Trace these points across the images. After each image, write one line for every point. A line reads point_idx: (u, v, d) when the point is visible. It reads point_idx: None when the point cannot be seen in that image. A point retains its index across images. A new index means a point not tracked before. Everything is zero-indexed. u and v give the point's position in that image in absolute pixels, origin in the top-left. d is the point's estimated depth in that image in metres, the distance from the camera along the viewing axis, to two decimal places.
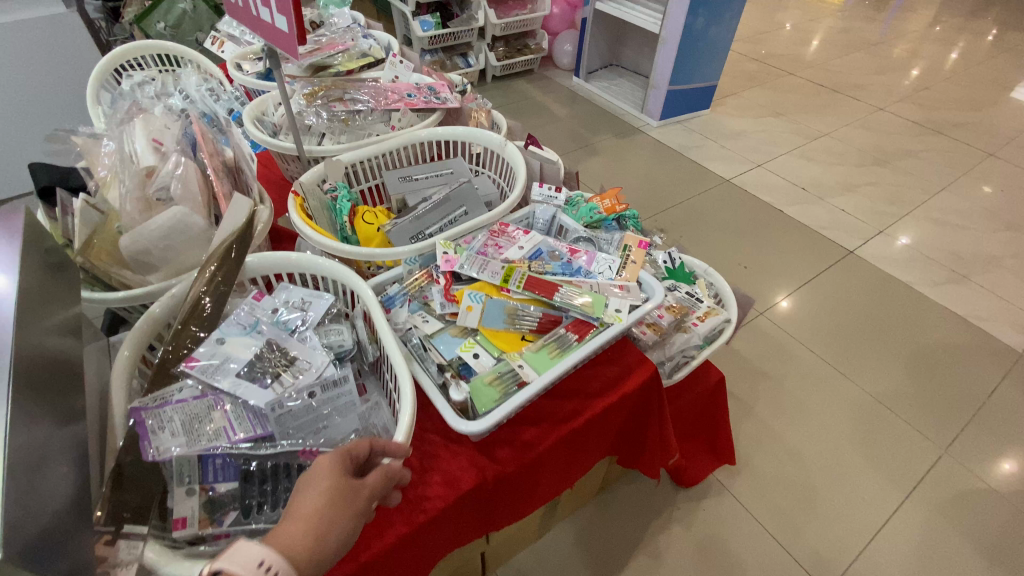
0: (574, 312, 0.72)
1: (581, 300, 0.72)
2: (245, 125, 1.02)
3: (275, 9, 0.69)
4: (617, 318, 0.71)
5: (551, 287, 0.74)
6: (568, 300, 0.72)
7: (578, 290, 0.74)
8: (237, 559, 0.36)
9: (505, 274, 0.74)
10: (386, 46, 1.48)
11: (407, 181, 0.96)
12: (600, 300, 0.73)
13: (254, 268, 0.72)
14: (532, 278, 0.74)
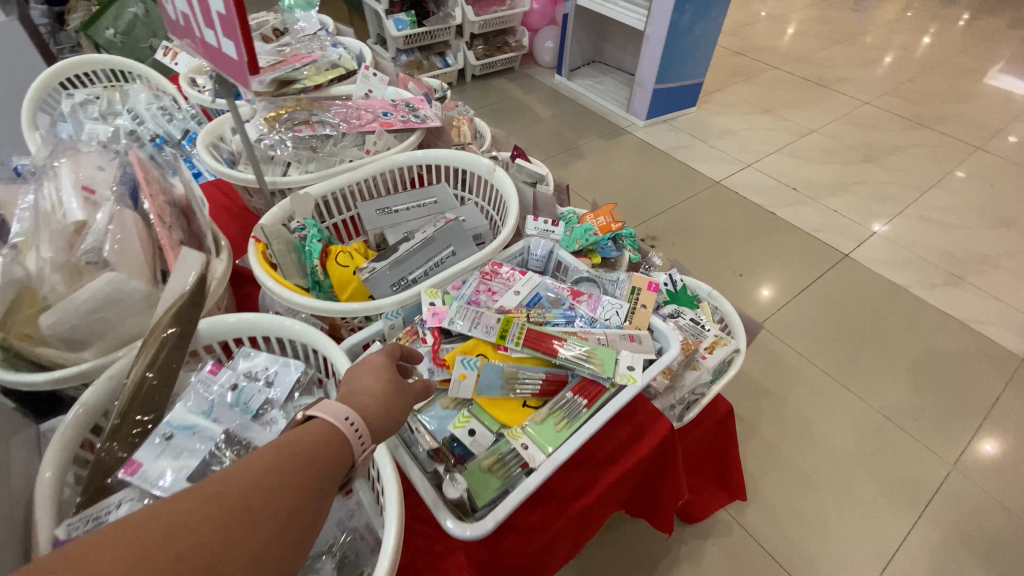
0: (581, 370, 0.64)
1: (588, 356, 0.64)
2: (198, 154, 0.92)
3: (221, 32, 0.59)
4: (630, 376, 0.63)
5: (553, 342, 0.65)
6: (574, 356, 0.64)
7: (584, 344, 0.66)
8: (326, 411, 0.40)
9: (504, 327, 0.66)
10: (357, 55, 1.37)
11: (385, 214, 0.86)
12: (609, 355, 0.65)
13: (208, 334, 0.62)
14: (532, 331, 0.66)
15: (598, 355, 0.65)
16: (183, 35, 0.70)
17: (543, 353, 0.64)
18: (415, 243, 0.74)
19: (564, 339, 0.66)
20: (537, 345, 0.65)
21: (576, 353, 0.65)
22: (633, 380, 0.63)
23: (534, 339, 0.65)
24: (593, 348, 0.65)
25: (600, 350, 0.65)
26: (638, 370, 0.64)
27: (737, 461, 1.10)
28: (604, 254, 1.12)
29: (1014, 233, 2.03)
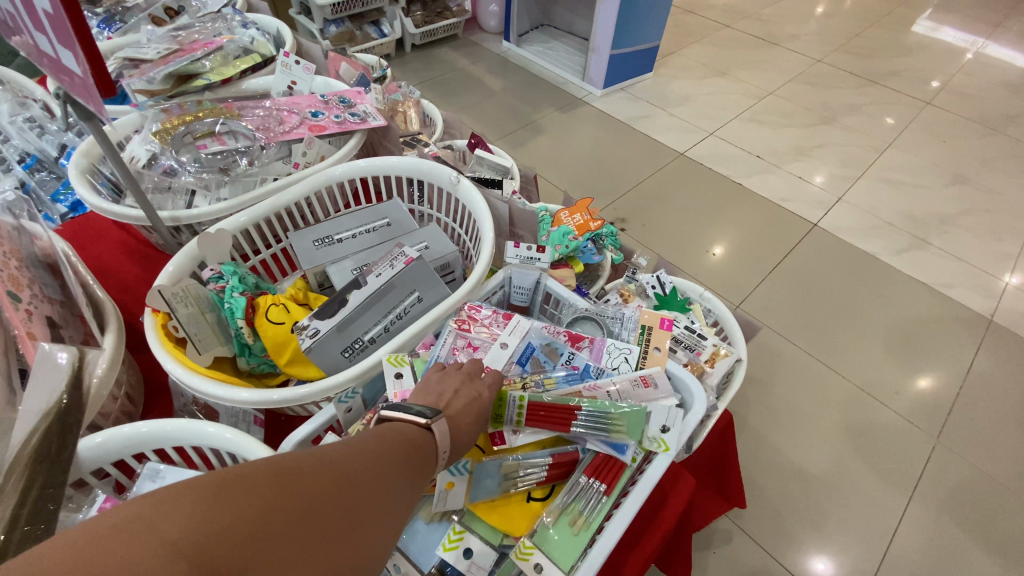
0: (602, 444, 0.53)
1: (608, 425, 0.53)
2: (71, 184, 0.73)
3: (55, 38, 0.44)
4: (662, 443, 0.52)
5: (562, 410, 0.54)
6: (590, 429, 0.53)
7: (601, 410, 0.53)
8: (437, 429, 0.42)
9: (500, 406, 0.53)
10: (275, 36, 1.16)
11: (325, 246, 0.70)
12: (635, 417, 0.53)
13: (99, 454, 0.48)
14: (534, 404, 0.53)
15: (618, 421, 0.53)
16: (16, 37, 0.55)
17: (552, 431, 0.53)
18: (367, 292, 0.58)
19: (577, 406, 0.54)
20: (543, 423, 0.53)
21: (593, 423, 0.53)
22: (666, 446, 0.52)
23: (537, 414, 0.53)
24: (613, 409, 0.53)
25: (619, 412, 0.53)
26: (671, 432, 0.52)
27: (735, 463, 0.94)
28: (585, 260, 0.98)
29: (970, 190, 2.05)
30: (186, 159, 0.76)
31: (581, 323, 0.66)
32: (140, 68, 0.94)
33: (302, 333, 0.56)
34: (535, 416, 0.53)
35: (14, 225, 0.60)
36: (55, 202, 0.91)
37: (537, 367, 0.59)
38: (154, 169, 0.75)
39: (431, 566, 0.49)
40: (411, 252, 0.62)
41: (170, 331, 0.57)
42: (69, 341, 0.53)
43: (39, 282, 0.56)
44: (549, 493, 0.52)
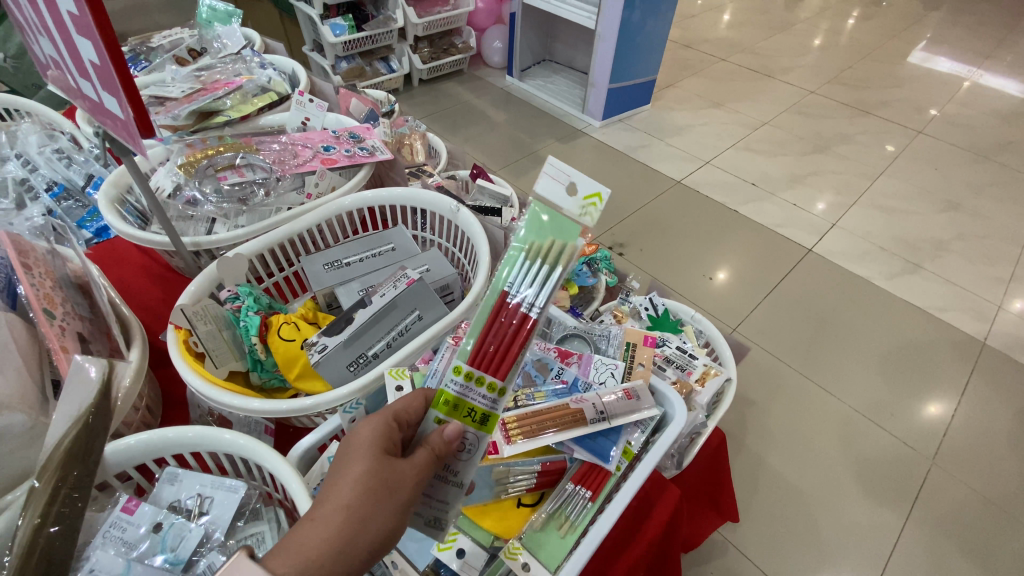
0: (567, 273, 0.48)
1: (545, 257, 0.48)
2: (101, 213, 0.79)
3: (101, 86, 0.50)
4: (591, 199, 0.48)
5: (503, 313, 0.48)
6: (540, 282, 0.47)
7: (528, 258, 0.48)
8: None
9: (459, 409, 0.45)
10: (290, 76, 1.24)
11: (334, 269, 0.75)
12: (546, 220, 0.50)
13: (122, 459, 0.52)
14: (470, 358, 0.46)
15: (546, 245, 0.49)
16: (60, 82, 0.61)
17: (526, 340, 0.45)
18: (373, 311, 0.64)
19: (504, 292, 0.48)
20: (505, 350, 0.46)
21: (530, 279, 0.48)
22: (594, 195, 0.48)
23: (491, 362, 0.46)
24: (530, 242, 0.49)
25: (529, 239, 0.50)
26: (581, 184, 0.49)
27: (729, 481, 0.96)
28: (580, 282, 1.03)
29: (962, 216, 2.09)
30: (207, 189, 0.82)
31: (570, 340, 0.71)
32: (166, 105, 1.02)
33: (312, 349, 0.61)
34: (491, 363, 0.46)
35: (48, 250, 0.66)
36: (82, 228, 0.96)
37: (529, 380, 0.64)
38: (178, 199, 0.82)
39: (426, 564, 0.53)
40: (413, 275, 0.67)
41: (191, 346, 0.61)
42: (98, 354, 0.58)
43: (71, 303, 0.61)
44: (538, 499, 0.56)
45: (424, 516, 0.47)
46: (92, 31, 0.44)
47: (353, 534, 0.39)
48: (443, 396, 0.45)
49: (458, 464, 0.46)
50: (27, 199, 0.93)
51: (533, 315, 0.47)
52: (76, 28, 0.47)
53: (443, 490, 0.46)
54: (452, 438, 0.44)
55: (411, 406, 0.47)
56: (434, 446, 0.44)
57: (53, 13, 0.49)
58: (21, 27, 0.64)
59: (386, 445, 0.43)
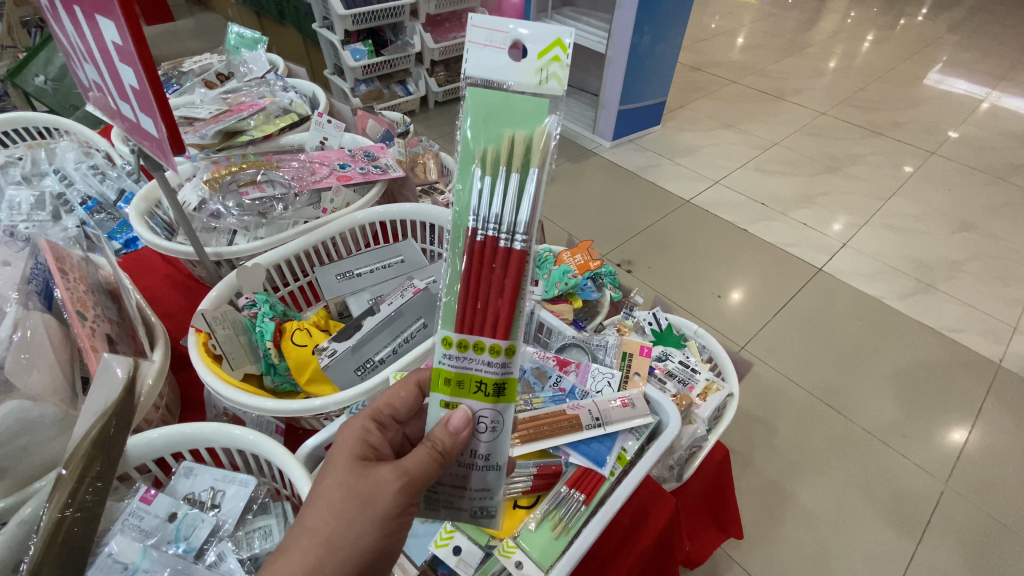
0: (537, 177, 0.46)
1: (505, 167, 0.46)
2: (131, 224, 0.84)
3: (138, 107, 0.55)
4: (548, 55, 0.47)
5: (477, 259, 0.46)
6: (509, 202, 0.45)
7: (487, 176, 0.46)
8: None
9: (465, 385, 0.45)
10: (311, 98, 1.31)
11: (346, 279, 0.80)
12: (496, 106, 0.47)
13: (141, 454, 0.55)
14: (456, 325, 0.45)
15: (504, 151, 0.46)
16: (101, 103, 0.67)
17: (518, 272, 0.44)
18: (381, 319, 0.68)
19: (471, 230, 0.46)
20: (493, 301, 0.45)
21: (497, 199, 0.45)
22: (548, 49, 0.47)
23: (482, 324, 0.45)
24: (482, 156, 0.47)
25: (478, 149, 0.47)
26: (528, 43, 0.47)
27: (734, 499, 0.96)
28: (585, 296, 1.05)
29: (976, 236, 2.08)
30: (228, 203, 0.87)
31: (568, 349, 0.76)
32: (194, 125, 1.08)
33: (323, 353, 0.66)
34: (483, 322, 0.45)
35: (83, 258, 0.71)
36: (112, 239, 1.02)
37: (527, 387, 0.68)
38: (203, 212, 0.87)
39: (423, 560, 0.56)
40: (419, 284, 0.72)
41: (210, 348, 0.66)
42: (124, 354, 0.62)
43: (103, 308, 0.66)
44: (534, 501, 0.58)
45: (468, 508, 0.48)
46: (133, 59, 0.49)
47: (315, 560, 0.40)
48: (444, 375, 0.45)
49: (479, 446, 0.46)
50: (63, 212, 0.99)
51: (517, 247, 0.45)
52: (120, 56, 0.52)
53: (475, 476, 0.47)
54: (459, 428, 0.44)
55: (394, 403, 0.52)
56: (438, 440, 0.43)
57: (99, 42, 0.55)
58: (66, 51, 0.70)
59: (359, 455, 0.45)
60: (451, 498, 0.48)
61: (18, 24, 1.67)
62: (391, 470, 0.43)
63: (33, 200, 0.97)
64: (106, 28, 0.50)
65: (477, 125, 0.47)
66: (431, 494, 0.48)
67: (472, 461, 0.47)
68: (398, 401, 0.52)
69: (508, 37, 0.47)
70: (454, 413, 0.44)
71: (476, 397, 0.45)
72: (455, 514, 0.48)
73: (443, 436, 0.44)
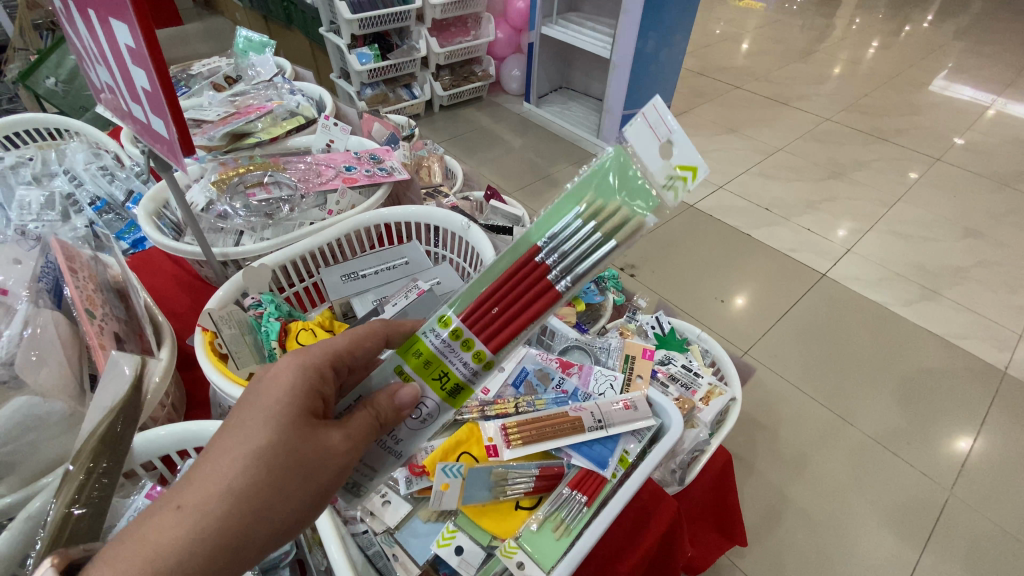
0: (613, 250, 0.44)
1: (596, 222, 0.45)
2: (139, 224, 0.85)
3: (151, 110, 0.56)
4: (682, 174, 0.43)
5: (524, 272, 0.46)
6: (577, 252, 0.44)
7: (579, 216, 0.45)
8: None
9: (430, 367, 0.43)
10: (317, 101, 1.32)
11: (351, 280, 0.80)
12: (624, 178, 0.46)
13: (145, 450, 0.56)
14: (463, 313, 0.44)
15: (607, 211, 0.45)
16: (113, 105, 0.68)
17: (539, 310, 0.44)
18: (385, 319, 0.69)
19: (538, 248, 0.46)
20: (506, 318, 0.44)
21: (573, 238, 0.45)
22: (687, 168, 0.43)
23: (486, 325, 0.44)
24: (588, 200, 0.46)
25: (589, 196, 0.46)
26: (677, 146, 0.43)
27: (737, 507, 0.95)
28: (588, 300, 1.05)
29: (982, 243, 2.07)
30: (236, 204, 0.88)
31: (571, 352, 0.76)
32: (203, 127, 1.09)
33: None
34: (488, 325, 0.44)
35: (92, 257, 0.72)
36: (121, 239, 1.03)
37: (530, 389, 0.69)
38: (210, 213, 0.88)
39: (424, 559, 0.58)
40: (423, 285, 0.73)
41: (215, 347, 0.67)
42: (132, 352, 0.63)
43: (111, 308, 0.67)
44: (536, 503, 0.59)
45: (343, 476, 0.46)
46: (145, 61, 0.50)
47: (238, 524, 0.36)
48: (420, 348, 0.43)
49: (400, 431, 0.44)
50: (72, 212, 1.00)
51: (556, 289, 0.45)
52: (133, 59, 0.53)
53: (374, 455, 0.45)
54: (402, 405, 0.43)
55: (356, 351, 0.46)
56: (380, 408, 0.42)
57: (112, 44, 0.56)
58: (79, 53, 0.71)
59: (308, 410, 0.40)
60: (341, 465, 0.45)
61: (30, 27, 1.69)
62: (339, 434, 0.40)
63: (43, 200, 0.99)
64: (120, 31, 0.51)
65: (604, 178, 0.46)
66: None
67: (382, 441, 0.45)
68: (359, 348, 0.46)
69: (670, 133, 0.43)
70: (404, 386, 0.43)
71: (433, 386, 0.44)
72: None
73: (382, 411, 0.42)
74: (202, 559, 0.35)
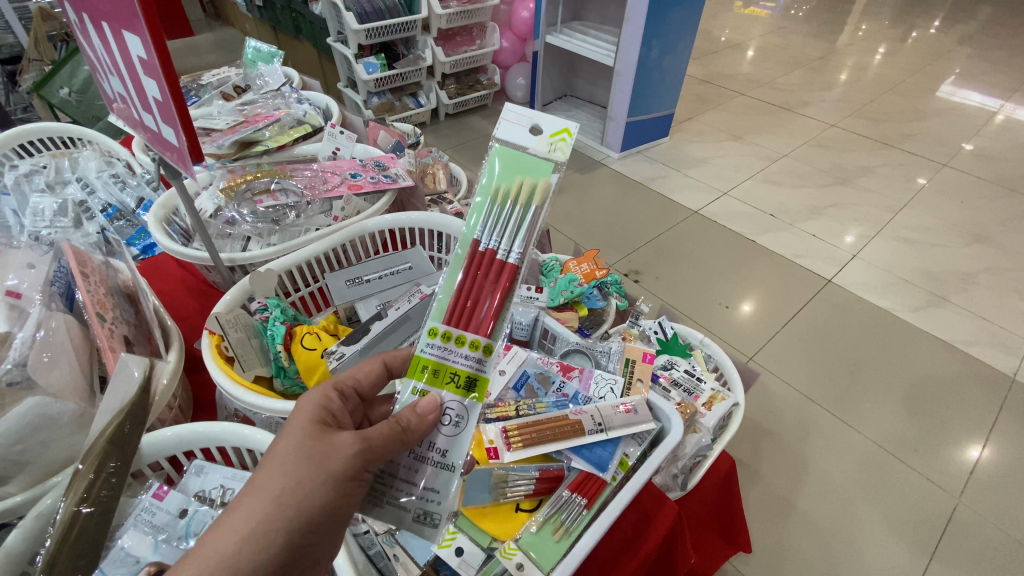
0: (536, 212, 0.54)
1: (514, 200, 0.54)
2: (150, 230, 0.87)
3: (161, 119, 0.58)
4: (558, 136, 0.57)
5: (476, 263, 0.53)
6: (511, 225, 0.53)
7: (494, 202, 0.55)
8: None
9: (441, 375, 0.48)
10: (324, 110, 1.34)
11: (355, 285, 0.82)
12: (514, 162, 0.57)
13: (154, 452, 0.58)
14: (445, 319, 0.50)
15: (514, 189, 0.55)
16: (125, 115, 0.70)
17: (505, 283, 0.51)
18: (389, 322, 0.72)
19: (475, 242, 0.54)
20: (481, 303, 0.50)
21: (496, 221, 0.54)
22: (559, 131, 0.58)
23: (468, 321, 0.50)
24: (497, 188, 0.56)
25: (495, 185, 0.56)
26: (544, 125, 0.58)
27: (741, 513, 0.95)
28: (590, 304, 1.06)
29: (989, 249, 2.05)
30: (242, 210, 0.90)
31: (572, 355, 0.77)
32: (212, 136, 1.11)
33: (331, 356, 0.69)
34: (468, 320, 0.49)
35: (102, 262, 0.73)
36: (131, 245, 1.05)
37: (531, 392, 0.69)
38: (218, 219, 0.90)
39: (425, 560, 0.59)
40: (426, 289, 0.77)
41: (222, 350, 0.68)
42: (141, 355, 0.64)
43: (120, 312, 0.68)
44: (536, 505, 0.60)
45: (411, 508, 0.47)
46: (157, 72, 0.52)
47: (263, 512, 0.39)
48: (424, 364, 0.48)
49: (439, 439, 0.48)
50: (84, 219, 1.02)
51: (511, 260, 0.52)
52: (144, 70, 0.54)
53: (426, 473, 0.47)
54: (426, 411, 0.46)
55: (358, 376, 0.52)
56: (404, 418, 0.45)
57: (125, 56, 0.57)
58: (92, 64, 0.73)
59: (319, 419, 0.45)
60: (394, 495, 0.47)
61: (44, 38, 1.73)
62: (351, 435, 0.43)
63: (55, 207, 1.01)
64: (133, 44, 0.53)
65: (500, 168, 0.57)
66: (377, 483, 0.48)
67: (427, 453, 0.48)
68: (362, 376, 0.53)
69: (532, 120, 0.59)
70: (423, 398, 0.47)
71: (450, 388, 0.48)
72: (396, 514, 0.47)
73: (412, 416, 0.46)
74: (233, 544, 0.38)
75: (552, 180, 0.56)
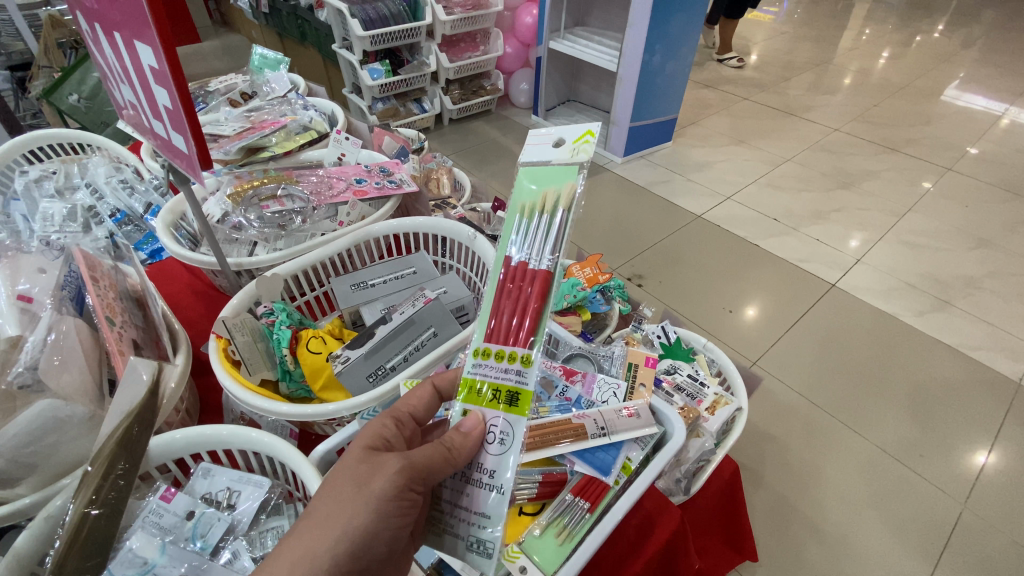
0: (564, 216, 0.54)
1: (542, 210, 0.55)
2: (157, 234, 0.89)
3: (172, 127, 0.59)
4: (581, 139, 0.57)
5: (512, 279, 0.54)
6: (539, 236, 0.54)
7: (523, 219, 0.56)
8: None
9: (485, 394, 0.50)
10: (329, 116, 1.36)
11: (360, 289, 0.83)
12: (538, 175, 0.57)
13: (161, 455, 0.58)
14: (486, 338, 0.52)
15: (540, 201, 0.56)
16: (135, 122, 0.71)
17: (543, 289, 0.52)
18: (393, 326, 0.72)
19: (509, 258, 0.55)
20: (518, 315, 0.52)
21: (528, 237, 0.55)
22: (581, 135, 0.58)
23: (510, 337, 0.52)
24: (522, 205, 0.57)
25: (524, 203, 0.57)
26: (566, 135, 0.59)
27: (747, 521, 0.95)
28: (593, 309, 1.06)
29: (993, 253, 2.05)
30: (249, 214, 0.91)
31: (575, 359, 0.78)
32: (219, 142, 1.13)
33: (336, 360, 0.69)
34: (511, 335, 0.51)
35: (112, 267, 0.75)
36: (139, 249, 1.07)
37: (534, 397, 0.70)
38: (225, 224, 0.91)
39: (429, 563, 0.60)
40: (430, 294, 0.77)
41: (228, 354, 0.69)
42: (149, 358, 0.66)
43: (129, 315, 0.69)
44: (540, 508, 0.60)
45: (466, 537, 0.47)
46: (168, 82, 0.53)
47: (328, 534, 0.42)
48: (467, 383, 0.51)
49: (488, 462, 0.48)
50: (93, 224, 1.04)
51: (545, 268, 0.53)
52: (156, 79, 0.55)
53: (479, 498, 0.48)
54: (470, 429, 0.48)
55: (413, 402, 0.55)
56: (449, 439, 0.47)
57: (136, 65, 0.58)
58: (103, 72, 0.75)
59: (374, 443, 0.48)
60: (446, 522, 0.49)
61: (54, 45, 1.75)
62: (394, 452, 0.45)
63: (65, 213, 1.02)
64: (144, 53, 0.54)
65: (522, 184, 0.57)
66: (433, 511, 0.50)
67: (478, 478, 0.49)
68: (415, 402, 0.55)
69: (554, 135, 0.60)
70: (468, 417, 0.49)
71: (495, 405, 0.49)
72: (454, 543, 0.48)
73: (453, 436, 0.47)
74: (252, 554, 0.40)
75: (578, 183, 0.56)
